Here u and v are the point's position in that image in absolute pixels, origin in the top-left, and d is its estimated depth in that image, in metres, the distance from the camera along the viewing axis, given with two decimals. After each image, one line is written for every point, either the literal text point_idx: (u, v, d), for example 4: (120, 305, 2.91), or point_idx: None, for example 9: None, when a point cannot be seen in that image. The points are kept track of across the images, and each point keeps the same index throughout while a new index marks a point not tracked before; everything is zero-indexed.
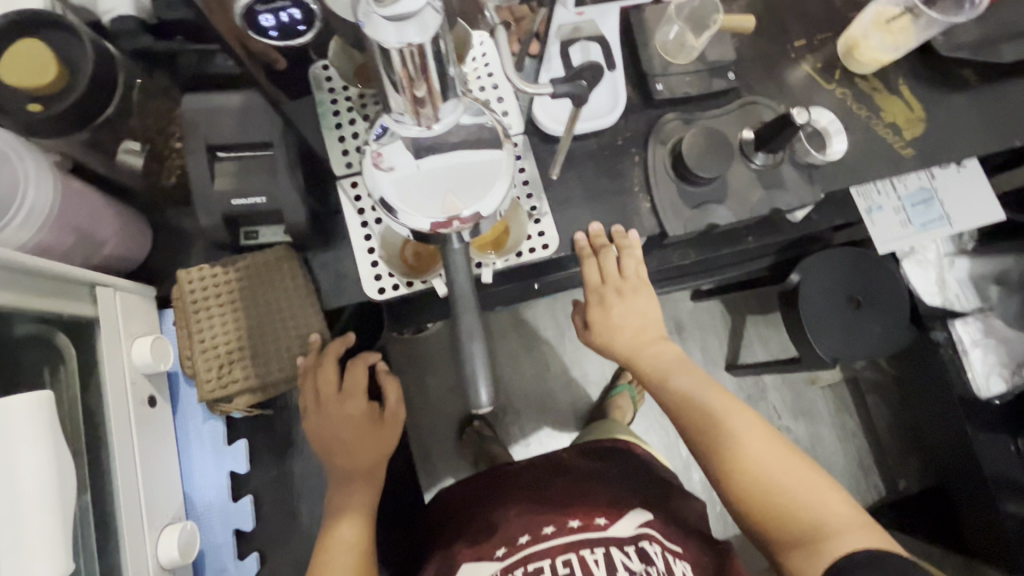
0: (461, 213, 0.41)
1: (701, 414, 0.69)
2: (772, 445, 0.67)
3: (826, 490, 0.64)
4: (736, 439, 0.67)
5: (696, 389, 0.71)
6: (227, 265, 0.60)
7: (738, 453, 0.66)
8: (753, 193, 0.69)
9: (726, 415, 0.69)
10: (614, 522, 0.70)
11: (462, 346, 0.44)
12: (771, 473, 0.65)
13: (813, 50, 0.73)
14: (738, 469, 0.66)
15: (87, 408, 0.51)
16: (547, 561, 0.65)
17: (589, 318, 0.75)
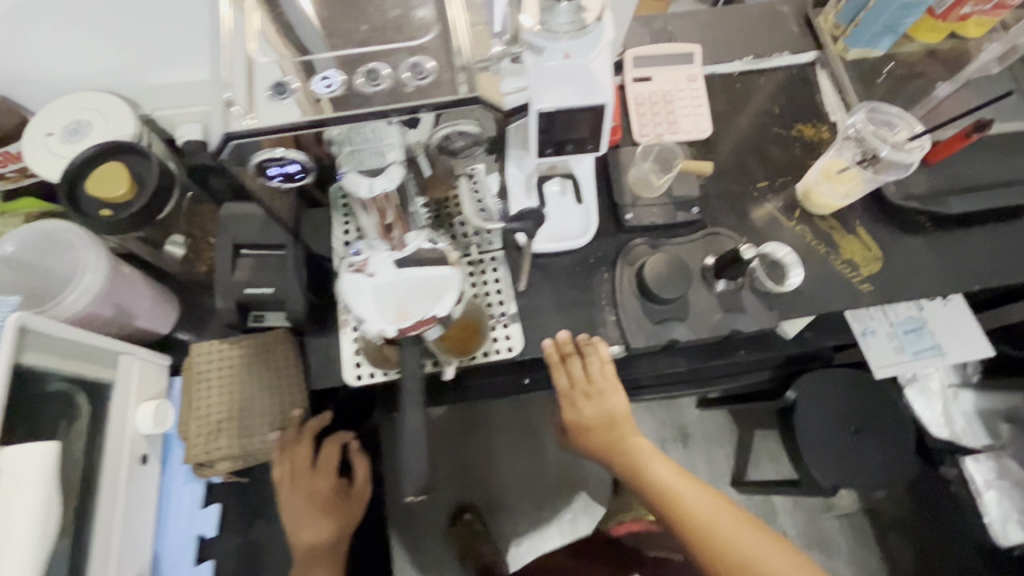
0: (413, 320, 0.49)
1: (671, 501, 0.75)
2: (744, 525, 0.72)
3: (797, 562, 0.70)
4: (709, 524, 0.72)
5: (669, 477, 0.77)
6: (232, 342, 0.69)
7: (710, 537, 0.71)
8: (713, 315, 0.74)
9: (696, 500, 0.74)
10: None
11: (407, 438, 0.51)
12: (746, 554, 0.69)
13: (774, 191, 0.81)
14: (714, 554, 0.71)
15: (85, 469, 0.55)
16: None
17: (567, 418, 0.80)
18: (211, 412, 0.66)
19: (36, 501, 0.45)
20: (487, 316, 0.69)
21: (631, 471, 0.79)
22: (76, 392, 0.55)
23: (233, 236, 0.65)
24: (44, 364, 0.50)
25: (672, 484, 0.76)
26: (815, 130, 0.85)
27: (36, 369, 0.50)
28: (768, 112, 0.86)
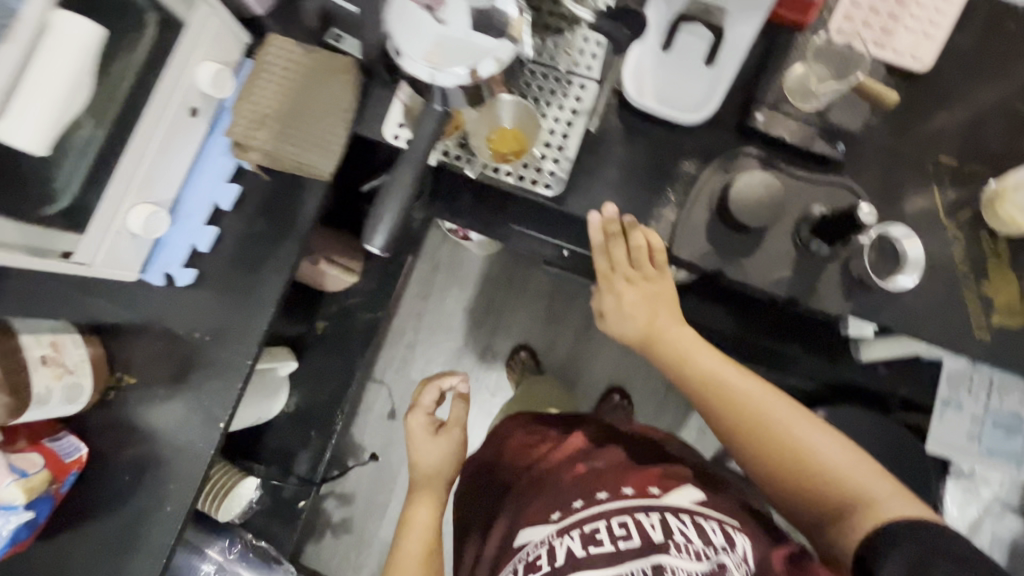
0: (439, 66, 0.45)
1: (714, 390, 0.65)
2: (801, 416, 0.63)
3: (857, 455, 0.62)
4: (760, 415, 0.64)
5: (718, 366, 0.66)
6: (304, 49, 0.67)
7: (763, 427, 0.63)
8: (782, 270, 0.62)
9: (740, 387, 0.65)
10: (669, 492, 0.70)
11: (385, 194, 0.49)
12: (796, 443, 0.62)
13: (956, 176, 0.62)
14: (763, 446, 0.63)
15: (140, 82, 0.57)
16: (604, 521, 0.66)
17: (596, 301, 0.71)
18: (259, 106, 0.67)
19: (66, 69, 0.46)
20: (540, 132, 0.63)
21: (676, 364, 0.67)
22: (149, 11, 0.55)
23: None
24: None
25: (715, 372, 0.66)
26: None
27: None
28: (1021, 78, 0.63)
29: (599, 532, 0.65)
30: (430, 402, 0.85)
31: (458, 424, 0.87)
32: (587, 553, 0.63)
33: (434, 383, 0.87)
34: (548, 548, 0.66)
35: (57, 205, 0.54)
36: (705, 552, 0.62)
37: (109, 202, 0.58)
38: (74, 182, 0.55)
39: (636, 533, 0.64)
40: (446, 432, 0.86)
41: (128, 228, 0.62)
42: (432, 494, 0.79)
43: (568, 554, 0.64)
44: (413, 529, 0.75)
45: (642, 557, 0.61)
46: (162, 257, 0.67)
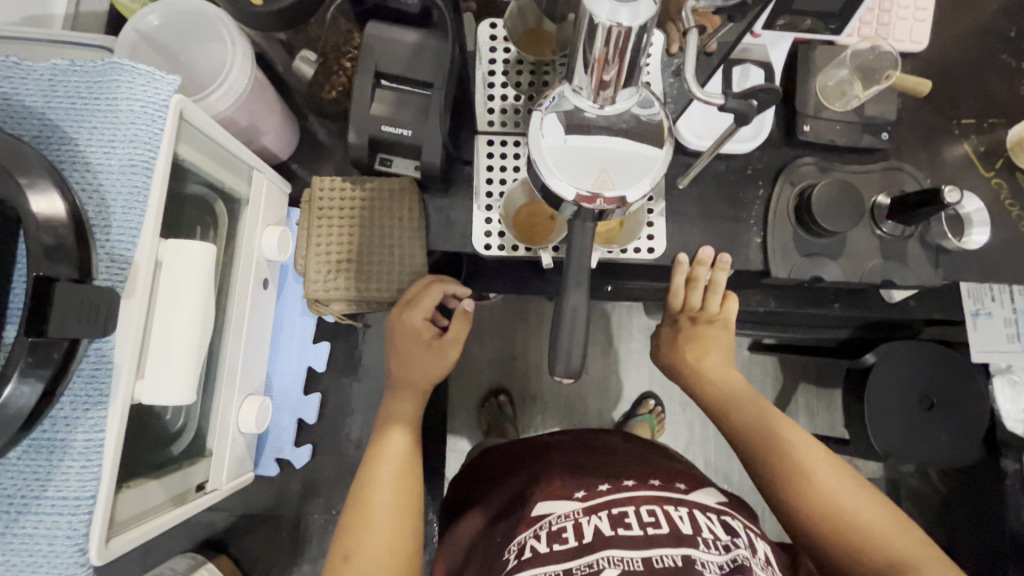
0: (607, 192, 0.42)
1: (783, 451, 0.66)
2: (839, 474, 0.63)
3: (851, 486, 0.63)
4: (829, 495, 0.62)
5: (784, 427, 0.68)
6: (356, 183, 0.65)
7: (813, 494, 0.62)
8: (871, 260, 0.66)
9: (806, 453, 0.65)
10: (695, 490, 0.65)
11: (562, 316, 0.46)
12: (843, 504, 0.61)
13: (979, 132, 0.69)
14: (807, 499, 0.62)
15: (223, 276, 0.53)
16: (631, 507, 0.59)
17: (661, 333, 0.81)
18: (329, 252, 0.65)
19: (197, 298, 0.41)
20: (642, 217, 0.62)
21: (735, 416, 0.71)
22: (215, 199, 0.52)
23: (377, 61, 0.58)
24: (191, 159, 0.46)
25: (778, 429, 0.68)
26: None
27: (184, 165, 0.46)
28: (996, 35, 0.71)
29: (628, 516, 0.58)
30: (433, 303, 0.63)
31: (455, 346, 0.65)
32: (616, 534, 0.55)
33: (439, 285, 0.64)
34: (574, 523, 0.58)
35: (181, 439, 0.48)
36: (718, 544, 0.55)
37: (222, 415, 0.52)
38: (193, 408, 0.49)
39: (665, 520, 0.57)
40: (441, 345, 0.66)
41: (239, 429, 0.56)
42: (408, 428, 0.62)
43: (596, 533, 0.56)
44: (382, 473, 0.58)
45: (673, 545, 0.53)
46: (272, 441, 0.68)
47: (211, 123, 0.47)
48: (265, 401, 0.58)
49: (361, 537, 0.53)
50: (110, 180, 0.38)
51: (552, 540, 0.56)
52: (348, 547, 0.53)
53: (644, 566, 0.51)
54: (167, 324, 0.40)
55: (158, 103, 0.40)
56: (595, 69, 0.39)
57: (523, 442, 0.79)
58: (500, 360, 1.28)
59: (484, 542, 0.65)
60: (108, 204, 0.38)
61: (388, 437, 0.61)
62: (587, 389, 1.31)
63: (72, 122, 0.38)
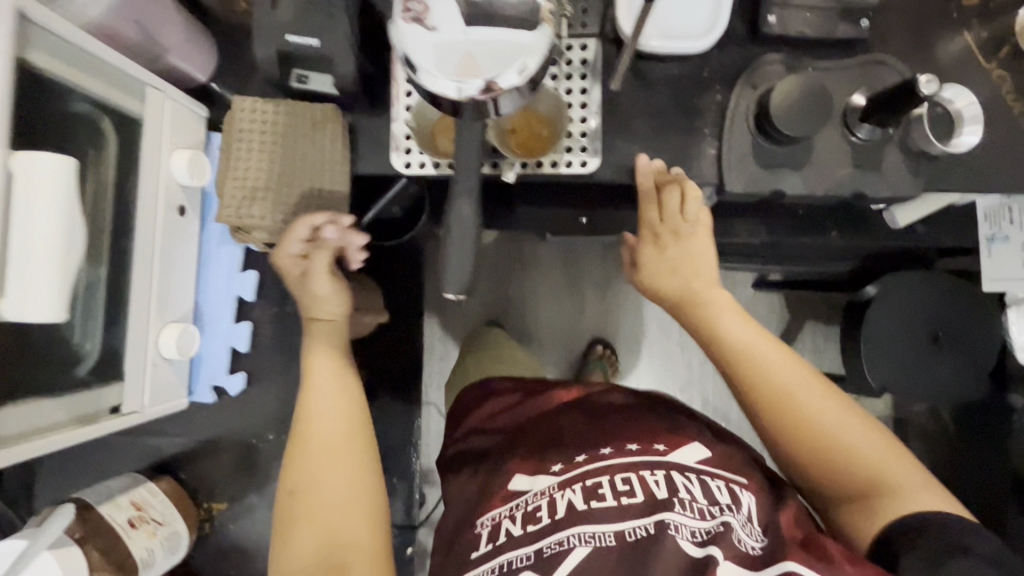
0: (482, 78, 0.38)
1: (759, 381, 0.58)
2: (829, 400, 0.57)
3: (841, 413, 0.56)
4: (810, 421, 0.56)
5: (770, 352, 0.59)
6: (269, 105, 0.60)
7: (801, 424, 0.56)
8: (839, 169, 0.59)
9: (782, 378, 0.58)
10: (676, 449, 0.59)
11: (449, 228, 0.43)
12: (825, 427, 0.56)
13: (983, 16, 0.59)
14: (786, 427, 0.57)
15: (122, 200, 0.51)
16: (605, 477, 0.56)
17: (638, 259, 0.67)
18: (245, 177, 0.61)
19: (55, 215, 0.40)
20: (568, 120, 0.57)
21: (717, 343, 0.62)
22: (101, 116, 0.49)
23: None
24: (58, 71, 0.44)
25: (757, 357, 0.59)
26: None
27: (49, 77, 0.43)
28: None
29: (601, 487, 0.55)
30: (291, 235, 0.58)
31: (318, 280, 0.60)
32: (591, 508, 0.53)
33: (303, 220, 0.58)
34: (549, 500, 0.55)
35: (88, 360, 0.49)
36: (709, 512, 0.52)
37: (137, 338, 0.53)
38: (97, 330, 0.49)
39: (639, 488, 0.54)
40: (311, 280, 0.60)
41: (161, 355, 0.56)
42: (334, 351, 0.59)
43: (569, 508, 0.53)
44: (316, 405, 0.55)
45: (647, 514, 0.51)
46: (206, 368, 0.70)
47: (76, 30, 0.43)
48: (188, 327, 0.58)
49: (308, 473, 0.51)
50: None
51: (526, 520, 0.54)
52: (293, 483, 0.51)
53: (616, 542, 0.50)
54: (24, 240, 0.39)
55: None
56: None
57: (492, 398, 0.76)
58: (485, 301, 1.26)
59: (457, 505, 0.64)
60: None
61: (313, 364, 0.57)
62: (574, 329, 1.28)
63: None
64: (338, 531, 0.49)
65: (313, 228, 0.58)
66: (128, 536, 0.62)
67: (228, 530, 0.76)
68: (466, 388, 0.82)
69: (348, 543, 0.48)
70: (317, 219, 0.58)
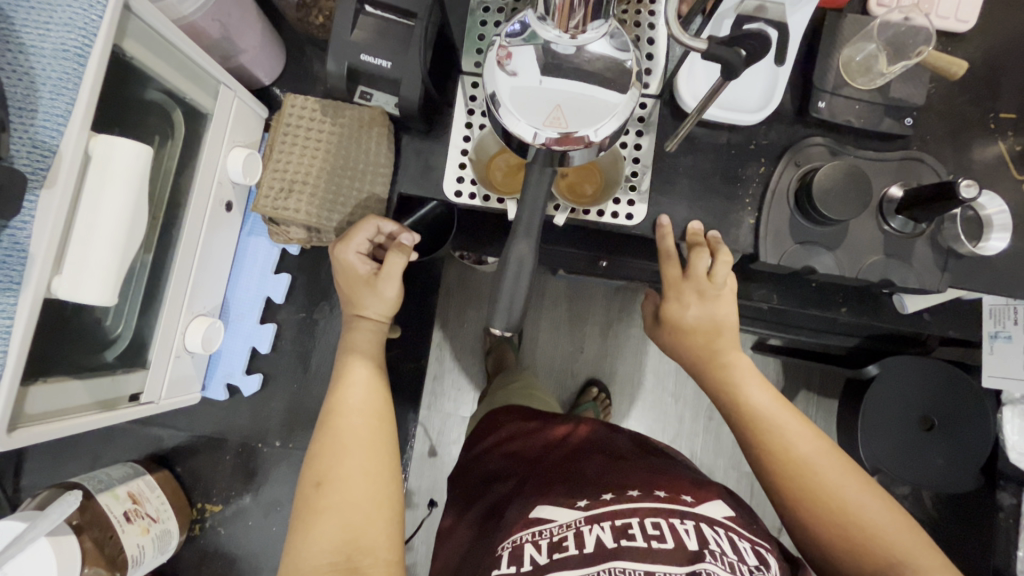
0: (563, 131, 0.40)
1: (775, 444, 0.59)
2: (845, 470, 0.56)
3: (856, 484, 0.55)
4: (825, 487, 0.55)
5: (787, 420, 0.60)
6: (327, 114, 0.62)
7: (815, 491, 0.55)
8: (870, 255, 0.61)
9: (798, 443, 0.58)
10: (704, 503, 0.58)
11: (506, 265, 0.43)
12: (841, 497, 0.55)
13: (1017, 130, 0.62)
14: (801, 493, 0.56)
15: (176, 191, 0.52)
16: (634, 519, 0.54)
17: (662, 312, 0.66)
18: (286, 174, 0.62)
19: (126, 202, 0.40)
20: (622, 173, 0.59)
21: (735, 406, 0.62)
22: (173, 107, 0.49)
23: None
24: (143, 59, 0.44)
25: (774, 422, 0.60)
26: None
27: (134, 63, 0.44)
28: None
29: (631, 527, 0.53)
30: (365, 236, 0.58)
31: (392, 280, 0.59)
32: (620, 546, 0.51)
33: (373, 219, 0.59)
34: (575, 532, 0.53)
35: (118, 346, 0.48)
36: (741, 567, 0.49)
37: (165, 329, 0.53)
38: (132, 316, 0.49)
39: (670, 535, 0.51)
40: (382, 280, 0.59)
41: (185, 347, 0.56)
42: (374, 362, 0.59)
43: (598, 544, 0.51)
44: (348, 399, 0.55)
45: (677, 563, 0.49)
46: (223, 365, 0.69)
47: (169, 24, 0.44)
48: (215, 322, 0.58)
49: (333, 460, 0.50)
50: (41, 66, 0.37)
51: (552, 549, 0.52)
52: (319, 472, 0.49)
53: None
54: (91, 221, 0.39)
55: None
56: (556, 19, 0.38)
57: (506, 437, 0.76)
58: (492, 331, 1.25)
59: (477, 545, 0.63)
60: (36, 89, 0.36)
61: (347, 372, 0.57)
62: (575, 368, 1.28)
63: None
64: (360, 531, 0.47)
65: (383, 230, 0.59)
66: (122, 531, 0.62)
67: (217, 532, 0.75)
68: (481, 424, 0.84)
69: (369, 545, 0.46)
70: (389, 223, 0.59)
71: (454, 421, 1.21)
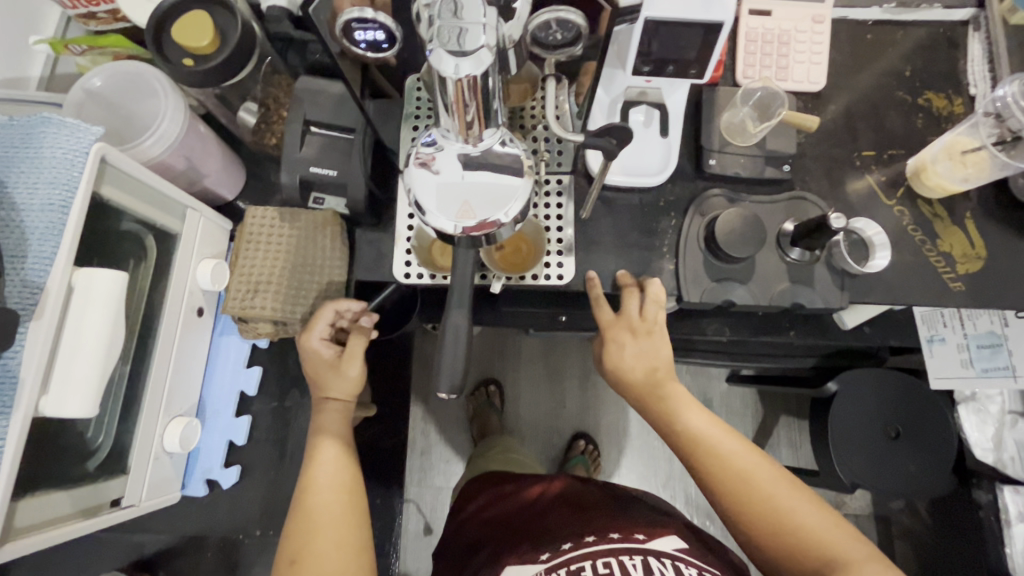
0: (476, 221, 0.47)
1: (712, 462, 0.65)
2: (778, 479, 0.63)
3: (789, 492, 0.62)
4: (763, 498, 0.62)
5: (723, 440, 0.66)
6: (284, 219, 0.69)
7: (755, 503, 0.62)
8: (778, 284, 0.69)
9: (734, 460, 0.64)
10: (655, 538, 0.61)
11: (446, 335, 0.49)
12: (777, 505, 0.61)
13: (880, 163, 0.73)
14: (743, 507, 0.62)
15: (151, 306, 0.58)
16: (587, 562, 0.57)
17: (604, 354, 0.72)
18: (251, 275, 0.68)
19: (106, 324, 0.45)
20: (544, 240, 0.67)
21: (677, 434, 0.68)
22: (146, 233, 0.57)
23: (305, 111, 0.64)
24: (118, 199, 0.52)
25: (712, 447, 0.66)
26: (947, 103, 0.75)
27: (111, 204, 0.51)
28: (894, 75, 0.76)
29: (584, 569, 0.56)
30: (326, 322, 0.64)
31: (353, 360, 0.65)
32: None
33: (332, 305, 0.64)
34: None
35: (99, 455, 0.52)
36: None
37: (145, 434, 0.57)
38: (112, 426, 0.53)
39: (619, 571, 0.55)
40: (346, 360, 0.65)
41: (163, 449, 0.60)
42: (342, 440, 0.63)
43: None
44: (318, 478, 0.60)
45: None
46: (202, 461, 0.70)
47: (140, 168, 0.52)
48: (191, 422, 0.62)
49: (306, 539, 0.55)
50: (30, 219, 0.44)
51: None
52: (294, 550, 0.54)
53: None
54: (73, 343, 0.44)
55: (79, 149, 0.46)
56: (454, 108, 0.43)
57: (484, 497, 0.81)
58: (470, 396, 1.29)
59: None
60: (26, 238, 0.43)
61: (316, 452, 0.62)
62: (556, 421, 1.31)
63: (4, 169, 0.44)
64: None
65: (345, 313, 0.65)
66: None
67: None
68: (465, 489, 0.88)
69: None
70: (352, 304, 0.65)
71: (443, 491, 1.22)
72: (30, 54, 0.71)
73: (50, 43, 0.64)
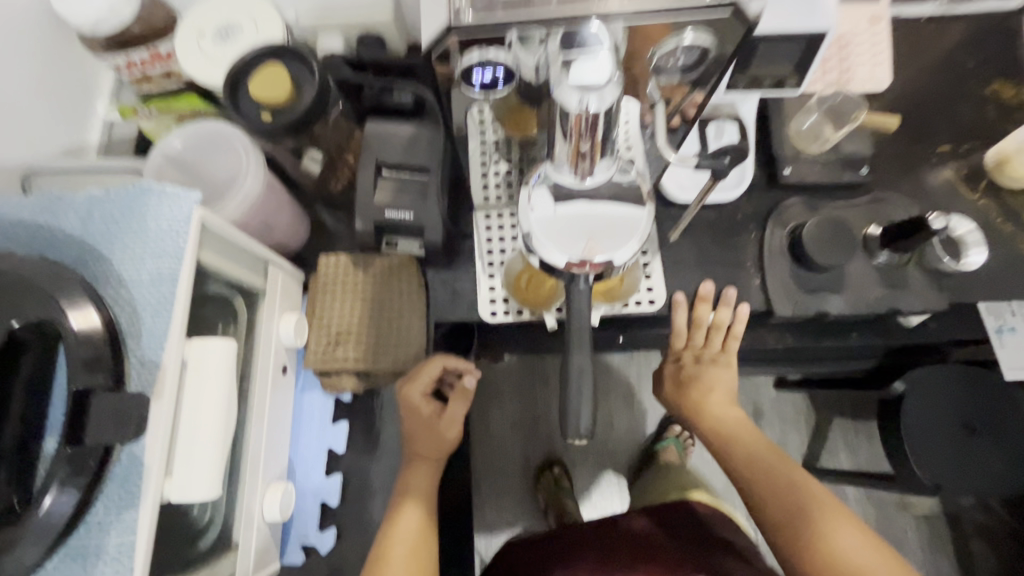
0: (595, 257, 0.45)
1: (823, 530, 0.60)
2: (861, 536, 0.59)
3: (874, 552, 0.58)
4: (839, 552, 0.59)
5: (796, 477, 0.65)
6: (359, 266, 0.68)
7: (832, 554, 0.59)
8: (872, 290, 0.67)
9: (812, 503, 0.62)
10: None
11: (571, 381, 0.47)
12: (856, 562, 0.58)
13: (956, 158, 0.72)
14: (818, 556, 0.59)
15: (244, 370, 0.56)
16: None
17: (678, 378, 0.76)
18: (332, 327, 0.67)
19: (220, 397, 0.43)
20: (636, 266, 0.65)
21: (742, 458, 0.69)
22: (234, 296, 0.55)
23: (379, 153, 0.63)
24: (212, 263, 0.50)
25: (823, 522, 0.61)
26: (1015, 91, 0.74)
27: (206, 269, 0.49)
28: (957, 68, 0.75)
29: None
30: (432, 378, 0.64)
31: (454, 424, 0.67)
32: None
33: (440, 358, 0.64)
34: None
35: (208, 535, 0.50)
36: None
37: (247, 507, 0.54)
38: (220, 502, 0.51)
39: None
40: (445, 420, 0.66)
41: (263, 519, 0.57)
42: (424, 502, 0.64)
43: None
44: (395, 552, 0.59)
45: None
46: (298, 527, 0.69)
47: (230, 230, 0.51)
48: (288, 488, 0.59)
49: None
50: (139, 294, 0.41)
51: None
52: None
53: None
54: (194, 422, 0.42)
55: (182, 218, 0.44)
56: (572, 137, 0.42)
57: (558, 534, 0.80)
58: (523, 426, 1.26)
59: None
60: (139, 315, 0.41)
61: (400, 519, 0.62)
62: (613, 445, 1.27)
63: (108, 244, 0.42)
64: None
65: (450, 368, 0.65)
66: None
67: None
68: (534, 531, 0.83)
69: None
70: (455, 362, 0.65)
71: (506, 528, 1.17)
72: (86, 119, 0.70)
73: (121, 108, 0.68)
